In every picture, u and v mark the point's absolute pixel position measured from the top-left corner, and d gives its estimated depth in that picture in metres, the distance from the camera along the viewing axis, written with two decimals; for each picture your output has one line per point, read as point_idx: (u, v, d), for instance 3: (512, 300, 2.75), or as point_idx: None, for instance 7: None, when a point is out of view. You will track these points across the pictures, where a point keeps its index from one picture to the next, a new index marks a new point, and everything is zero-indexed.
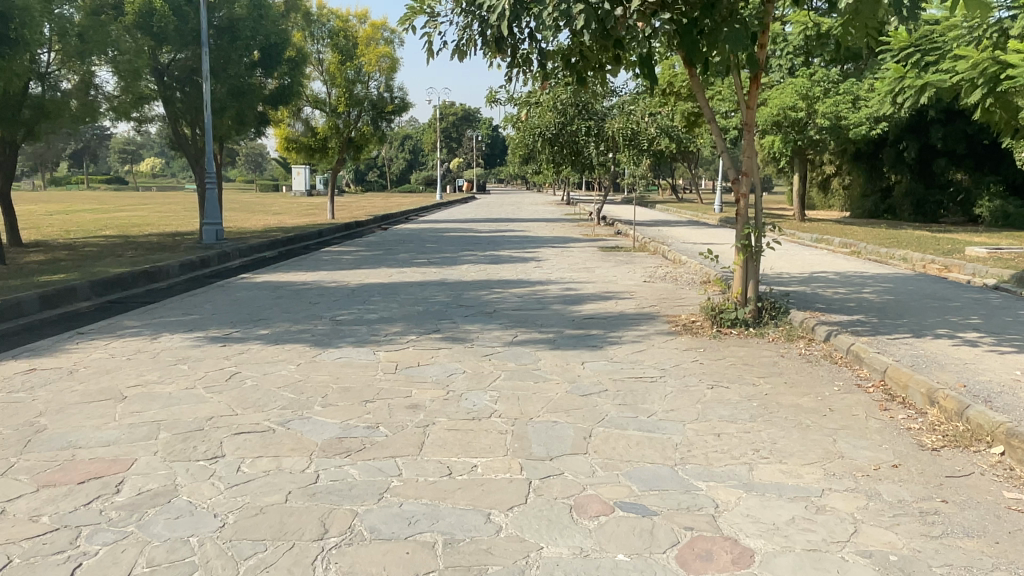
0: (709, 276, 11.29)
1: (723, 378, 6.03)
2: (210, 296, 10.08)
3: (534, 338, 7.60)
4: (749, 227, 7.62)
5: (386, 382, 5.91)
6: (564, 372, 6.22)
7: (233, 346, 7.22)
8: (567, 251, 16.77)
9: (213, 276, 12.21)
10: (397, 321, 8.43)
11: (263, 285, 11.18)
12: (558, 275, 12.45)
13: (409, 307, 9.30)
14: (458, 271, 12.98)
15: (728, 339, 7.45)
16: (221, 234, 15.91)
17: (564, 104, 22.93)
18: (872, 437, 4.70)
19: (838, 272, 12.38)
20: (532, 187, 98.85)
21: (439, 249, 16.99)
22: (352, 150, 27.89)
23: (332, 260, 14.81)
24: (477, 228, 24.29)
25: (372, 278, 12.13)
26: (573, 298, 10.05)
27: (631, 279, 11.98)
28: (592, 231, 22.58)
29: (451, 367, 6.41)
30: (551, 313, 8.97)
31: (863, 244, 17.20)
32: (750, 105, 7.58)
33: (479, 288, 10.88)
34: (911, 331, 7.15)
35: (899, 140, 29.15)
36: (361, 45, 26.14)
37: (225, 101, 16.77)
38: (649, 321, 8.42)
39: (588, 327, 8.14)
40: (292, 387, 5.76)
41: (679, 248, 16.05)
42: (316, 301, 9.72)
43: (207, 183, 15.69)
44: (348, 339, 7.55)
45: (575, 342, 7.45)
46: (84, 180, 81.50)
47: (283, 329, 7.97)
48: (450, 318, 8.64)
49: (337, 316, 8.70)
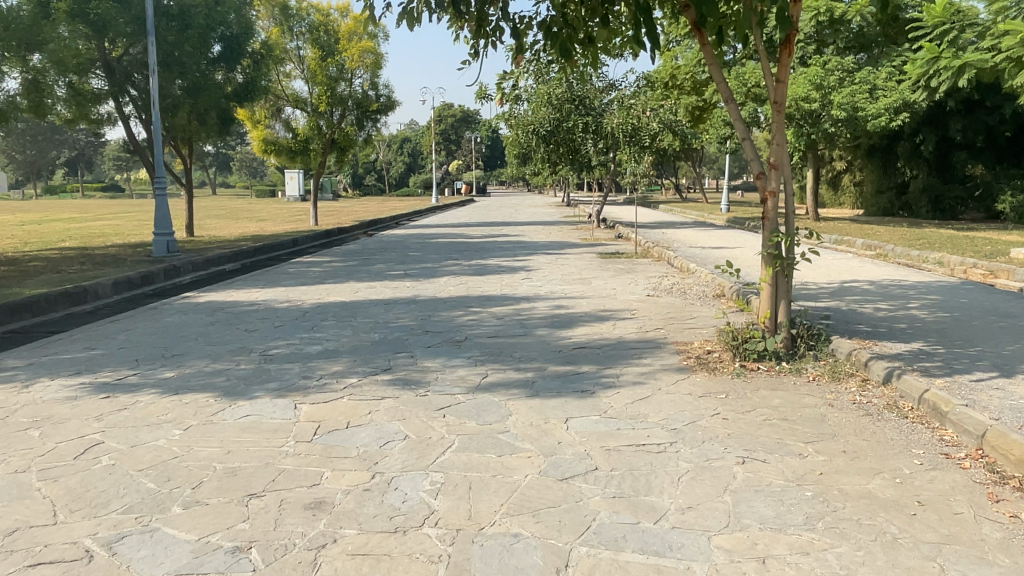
0: (724, 290, 9.65)
1: (757, 445, 4.40)
2: (130, 324, 8.44)
3: (508, 380, 5.92)
4: (779, 235, 6.00)
5: (292, 460, 4.27)
6: (540, 437, 4.56)
7: (120, 397, 5.59)
8: (562, 258, 15.16)
9: (152, 296, 10.58)
10: (340, 357, 6.76)
11: (202, 307, 9.56)
12: (548, 289, 10.78)
13: (362, 336, 7.65)
14: (435, 286, 11.35)
15: (757, 379, 5.79)
16: (174, 246, 14.14)
17: (560, 99, 21.26)
18: (998, 562, 3.09)
19: (871, 282, 10.75)
20: (532, 189, 97.46)
21: (420, 259, 15.38)
22: (335, 151, 26.35)
23: (297, 274, 13.16)
24: (468, 234, 22.72)
25: (333, 295, 10.47)
26: (563, 320, 8.37)
27: (633, 292, 10.34)
28: (590, 235, 20.94)
29: (390, 430, 4.76)
30: (534, 341, 7.29)
31: (890, 246, 15.52)
32: (779, 78, 5.92)
33: (454, 308, 9.25)
34: (997, 369, 5.50)
35: (916, 133, 27.40)
36: (343, 41, 24.55)
37: (181, 97, 15.27)
38: (655, 352, 6.75)
39: (578, 361, 6.47)
40: (160, 471, 4.12)
41: (688, 254, 14.41)
42: (254, 329, 8.08)
43: (160, 189, 14.03)
44: (271, 384, 5.90)
45: (560, 385, 5.77)
46: (77, 189, 79.73)
47: (192, 370, 6.33)
48: (408, 350, 6.99)
49: (270, 349, 7.05)
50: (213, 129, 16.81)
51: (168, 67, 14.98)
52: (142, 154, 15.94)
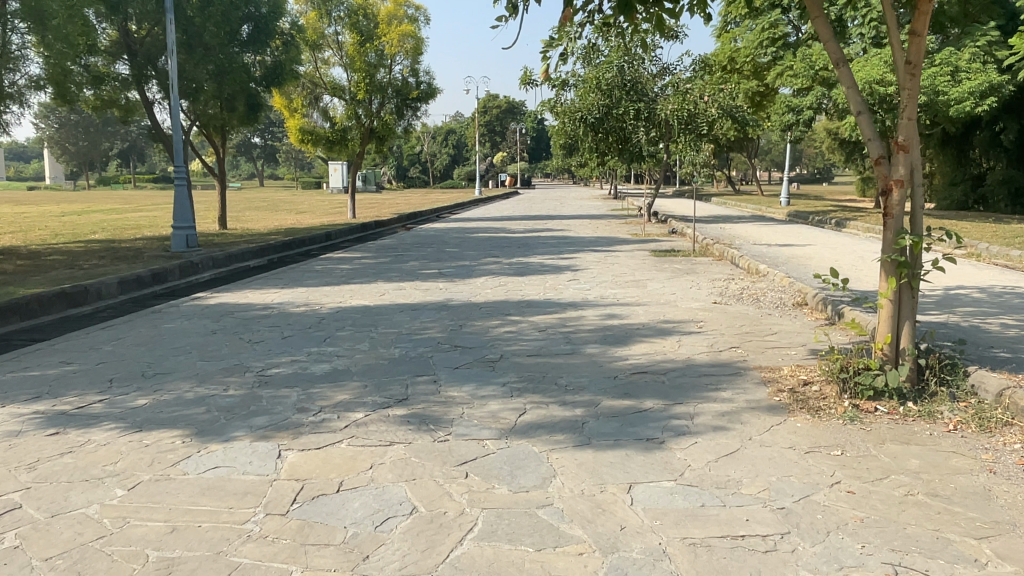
0: (806, 298, 8.28)
1: (910, 546, 3.08)
2: (122, 333, 7.43)
3: (551, 420, 4.65)
4: (904, 236, 4.63)
5: (255, 547, 3.11)
6: (597, 519, 3.30)
7: (71, 435, 4.52)
8: (612, 256, 13.83)
9: (160, 297, 9.60)
10: (348, 381, 5.59)
11: (208, 311, 8.52)
12: (598, 294, 9.47)
13: (379, 352, 6.47)
14: (470, 288, 10.14)
15: (879, 427, 4.45)
16: (194, 240, 13.21)
17: (610, 84, 19.80)
18: None
19: (979, 289, 9.16)
20: (579, 182, 95.69)
21: (457, 256, 14.22)
22: (374, 141, 25.33)
23: (323, 271, 12.11)
24: (510, 228, 21.47)
25: (356, 298, 9.37)
26: (617, 334, 7.07)
27: (697, 298, 8.98)
28: (641, 231, 19.51)
29: (393, 498, 3.55)
30: (583, 364, 6.03)
31: (983, 245, 13.75)
32: (915, 29, 4.55)
33: (490, 316, 8.03)
34: None
35: (996, 121, 24.97)
36: (383, 25, 23.51)
37: (204, 80, 14.22)
38: (736, 382, 5.40)
39: (640, 394, 5.15)
40: (71, 566, 2.99)
41: (753, 254, 12.93)
42: (258, 341, 6.98)
43: (178, 176, 12.72)
44: (257, 418, 4.75)
45: (618, 429, 4.48)
46: (130, 180, 80.80)
47: (167, 397, 5.23)
48: (431, 373, 5.79)
49: (268, 369, 5.93)
50: (242, 115, 16.04)
51: (189, 49, 14.05)
52: (167, 143, 15.15)
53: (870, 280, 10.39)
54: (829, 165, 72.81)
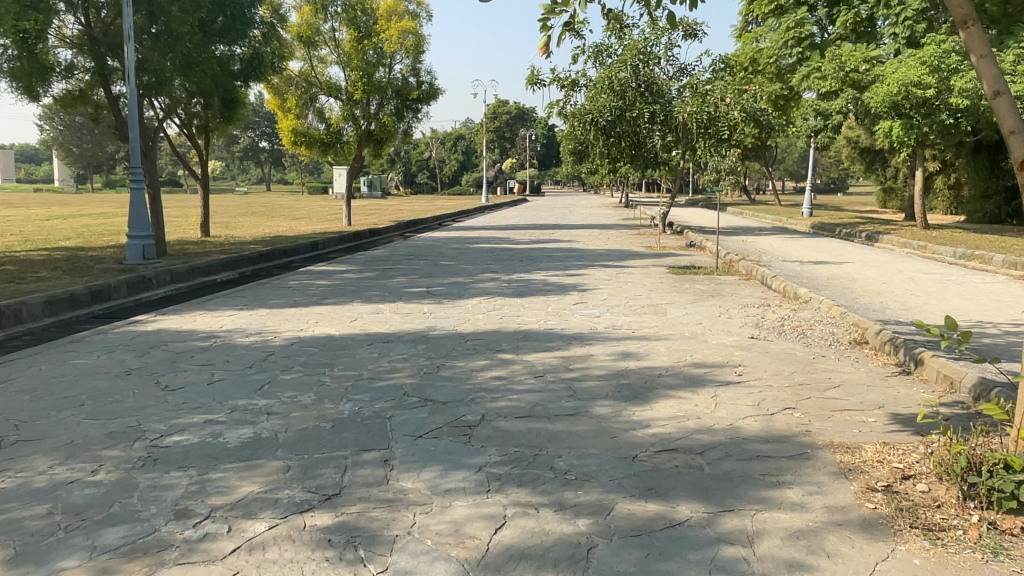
0: (867, 338, 6.73)
1: None
2: (15, 372, 5.96)
3: (540, 543, 3.12)
4: None
5: None
6: None
7: None
8: (625, 273, 12.28)
9: (92, 321, 8.14)
10: (268, 457, 4.08)
11: (136, 342, 7.03)
12: (610, 322, 7.96)
13: (323, 409, 4.96)
14: (460, 313, 8.63)
15: None
16: (152, 251, 11.75)
17: (624, 85, 18.16)
18: None
19: None
20: (589, 190, 94.20)
21: (452, 270, 12.73)
22: (372, 143, 23.94)
23: (295, 288, 10.63)
24: (515, 238, 19.99)
25: (322, 324, 7.89)
26: (633, 385, 5.53)
27: (730, 331, 7.43)
28: (657, 243, 17.92)
29: None
30: (591, 432, 4.51)
31: None
32: None
33: (476, 354, 6.51)
34: None
35: None
36: (382, 21, 22.15)
37: (169, 73, 12.61)
38: (806, 473, 3.85)
39: (671, 491, 3.62)
40: None
41: (787, 273, 11.37)
42: (176, 388, 5.47)
43: (135, 181, 11.16)
44: (110, 530, 3.23)
45: (641, 565, 2.94)
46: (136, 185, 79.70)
47: (6, 486, 3.72)
48: (383, 445, 4.28)
49: (166, 437, 4.41)
50: (218, 111, 15.09)
51: (154, 37, 12.58)
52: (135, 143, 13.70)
53: (929, 307, 8.81)
54: (846, 173, 70.76)
